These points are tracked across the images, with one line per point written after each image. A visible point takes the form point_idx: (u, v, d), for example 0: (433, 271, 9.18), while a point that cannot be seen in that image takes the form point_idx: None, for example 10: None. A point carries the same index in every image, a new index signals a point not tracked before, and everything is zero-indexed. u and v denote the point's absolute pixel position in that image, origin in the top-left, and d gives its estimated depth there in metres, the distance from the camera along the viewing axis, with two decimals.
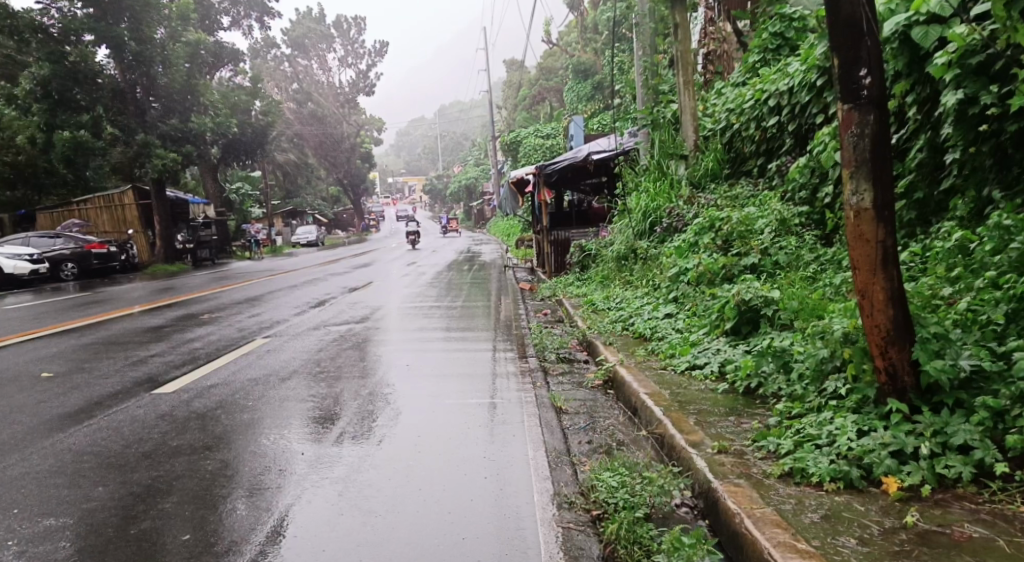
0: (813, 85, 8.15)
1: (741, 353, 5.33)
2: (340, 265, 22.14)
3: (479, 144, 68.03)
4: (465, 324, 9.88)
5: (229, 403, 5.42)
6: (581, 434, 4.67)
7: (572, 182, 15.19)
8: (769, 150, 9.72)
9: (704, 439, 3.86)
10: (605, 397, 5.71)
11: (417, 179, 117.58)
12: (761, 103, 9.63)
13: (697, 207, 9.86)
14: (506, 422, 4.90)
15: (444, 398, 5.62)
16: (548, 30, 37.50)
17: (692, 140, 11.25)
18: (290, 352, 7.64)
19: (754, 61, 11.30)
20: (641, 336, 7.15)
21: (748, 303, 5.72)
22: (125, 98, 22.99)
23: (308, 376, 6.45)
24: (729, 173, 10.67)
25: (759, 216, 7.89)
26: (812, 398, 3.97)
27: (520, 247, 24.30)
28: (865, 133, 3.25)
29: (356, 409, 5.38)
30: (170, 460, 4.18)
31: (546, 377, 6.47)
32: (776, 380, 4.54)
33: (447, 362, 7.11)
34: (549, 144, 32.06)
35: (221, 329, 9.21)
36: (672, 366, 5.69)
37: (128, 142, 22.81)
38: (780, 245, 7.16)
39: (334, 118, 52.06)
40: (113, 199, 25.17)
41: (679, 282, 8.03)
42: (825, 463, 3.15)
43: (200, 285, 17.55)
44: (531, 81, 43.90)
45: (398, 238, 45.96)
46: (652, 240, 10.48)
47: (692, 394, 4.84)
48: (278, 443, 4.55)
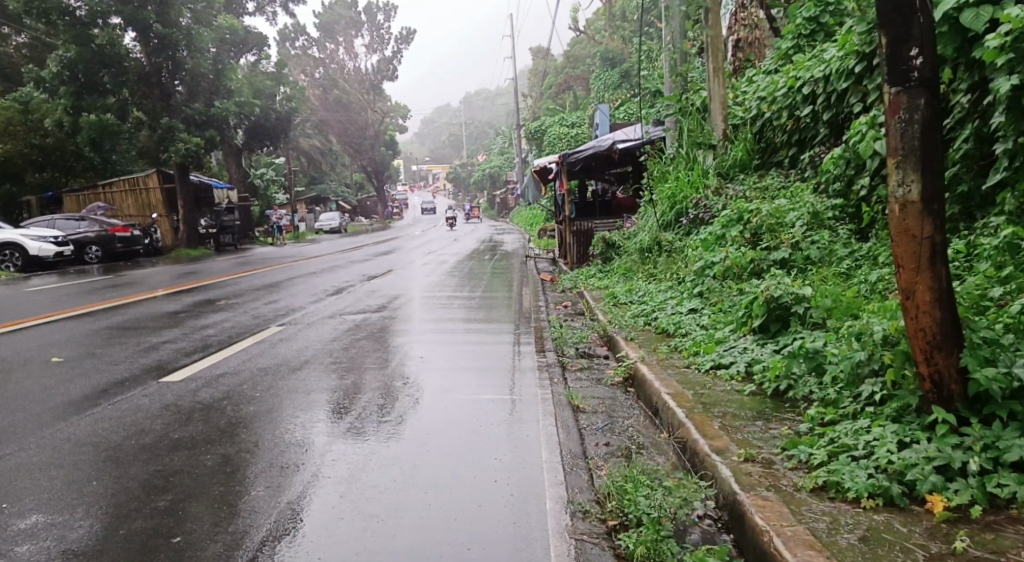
0: (851, 71, 7.83)
1: (770, 353, 5.08)
2: (361, 253, 22.02)
3: (504, 132, 67.53)
4: (485, 315, 9.69)
5: (236, 394, 5.28)
6: (599, 435, 4.45)
7: (597, 171, 14.82)
8: (802, 140, 9.36)
9: (730, 445, 3.63)
10: (625, 395, 5.49)
11: (441, 167, 117.41)
12: (794, 91, 9.29)
13: (725, 199, 9.56)
14: (521, 421, 4.70)
15: (458, 393, 5.43)
16: (576, 18, 36.93)
17: (721, 130, 11.01)
18: (303, 341, 7.50)
19: (787, 47, 11.03)
20: (663, 331, 6.93)
21: (778, 300, 5.44)
22: (151, 81, 23.08)
23: (321, 367, 6.31)
24: (759, 164, 10.34)
25: (790, 209, 7.58)
26: (846, 404, 3.73)
27: (543, 236, 23.96)
28: (914, 120, 2.97)
29: (366, 402, 5.22)
30: (170, 454, 4.03)
31: (564, 372, 6.25)
32: (807, 383, 4.30)
33: (464, 355, 6.93)
34: (573, 132, 31.64)
35: (236, 316, 9.12)
36: (696, 365, 5.44)
37: (153, 126, 22.91)
38: (812, 239, 6.88)
39: (359, 105, 51.99)
40: (138, 181, 25.27)
41: (705, 276, 7.74)
42: (862, 478, 2.89)
43: (223, 270, 17.55)
44: (558, 69, 43.37)
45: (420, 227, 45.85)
46: (678, 231, 10.20)
47: (717, 396, 4.60)
48: (282, 438, 4.39)
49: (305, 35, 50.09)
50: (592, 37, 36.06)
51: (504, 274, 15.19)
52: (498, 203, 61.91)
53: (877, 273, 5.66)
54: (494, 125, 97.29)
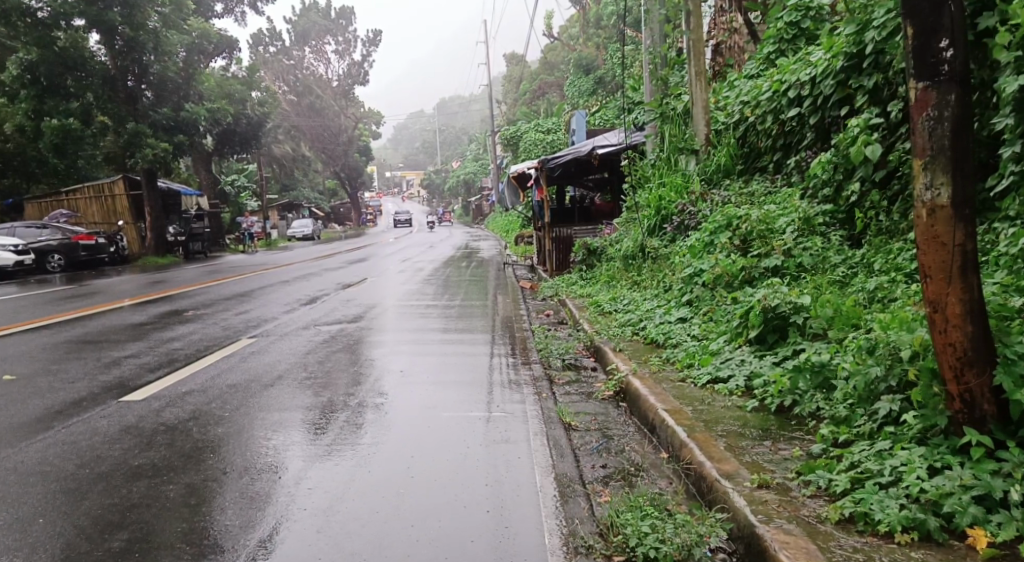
0: (839, 73, 7.71)
1: (770, 366, 4.84)
2: (336, 260, 21.53)
3: (479, 138, 67.24)
4: (464, 324, 9.36)
5: (203, 414, 4.90)
6: (595, 457, 4.17)
7: (576, 176, 14.58)
8: (787, 145, 9.20)
9: (740, 469, 3.37)
10: (617, 410, 5.23)
11: (415, 173, 116.93)
12: (779, 94, 9.11)
13: (711, 205, 9.36)
14: (511, 441, 4.41)
15: (441, 410, 5.11)
16: (550, 24, 36.83)
17: (704, 135, 10.77)
18: (276, 355, 7.12)
19: (769, 52, 10.90)
20: (652, 342, 6.69)
21: (776, 310, 5.22)
22: (116, 85, 22.42)
23: (295, 383, 5.94)
24: (743, 169, 10.14)
25: (779, 214, 7.37)
26: (861, 422, 3.50)
27: (520, 242, 23.63)
28: (943, 117, 2.75)
29: (342, 421, 4.87)
30: (126, 484, 3.65)
31: (552, 386, 5.96)
32: (814, 398, 4.07)
33: (446, 367, 6.61)
34: (549, 138, 31.51)
35: (205, 328, 8.69)
36: (691, 379, 5.18)
37: (119, 131, 22.20)
38: (804, 246, 6.68)
39: (332, 110, 51.42)
40: (104, 187, 24.43)
41: (694, 284, 7.53)
42: (894, 509, 2.64)
43: (193, 278, 17.04)
44: (532, 76, 43.27)
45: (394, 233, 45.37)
46: (663, 238, 9.98)
47: (716, 413, 4.35)
48: (252, 463, 4.04)
49: (277, 40, 49.45)
50: (567, 44, 36.01)
51: (483, 281, 14.90)
52: (473, 209, 61.71)
53: (875, 281, 5.48)
54: (468, 131, 97.05)
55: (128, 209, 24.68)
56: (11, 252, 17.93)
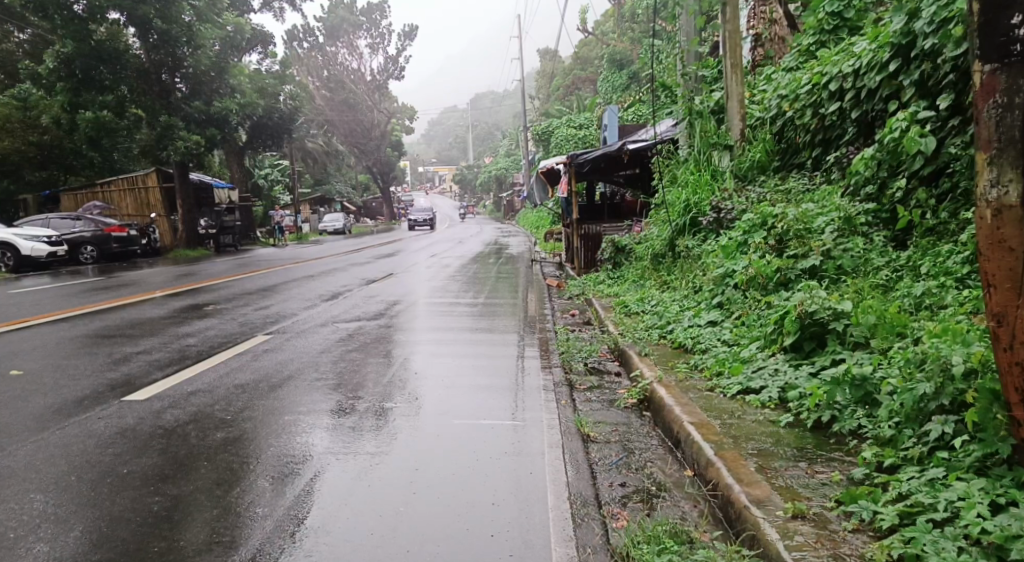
0: (885, 65, 7.28)
1: (808, 377, 4.48)
2: (362, 255, 21.41)
3: (510, 133, 66.88)
4: (487, 323, 9.10)
5: (204, 418, 4.71)
6: (613, 473, 3.88)
7: (606, 173, 14.21)
8: (826, 140, 8.72)
9: (772, 494, 3.05)
10: (641, 420, 4.93)
11: (448, 169, 117.27)
12: (820, 87, 8.67)
13: (745, 203, 8.93)
14: (524, 453, 4.15)
15: (453, 417, 4.86)
16: (584, 19, 36.36)
17: (739, 130, 10.25)
18: (290, 353, 6.95)
19: (808, 43, 10.45)
20: (680, 346, 6.35)
21: (813, 316, 4.86)
22: (149, 78, 22.61)
23: (304, 385, 5.72)
24: (779, 166, 9.73)
25: (818, 213, 6.93)
26: (908, 444, 3.15)
27: (549, 239, 23.25)
28: (1015, 104, 2.38)
29: (348, 427, 4.64)
30: (111, 497, 3.46)
31: (572, 392, 5.68)
32: (854, 416, 3.73)
33: (464, 369, 6.37)
34: (581, 134, 31.11)
35: (223, 324, 8.57)
36: (721, 388, 4.85)
37: (152, 123, 22.39)
38: (844, 246, 6.26)
39: (365, 105, 51.61)
40: (137, 180, 24.78)
41: (726, 286, 7.16)
42: (950, 552, 2.30)
43: (221, 271, 17.08)
44: (565, 71, 42.87)
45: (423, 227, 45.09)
46: (695, 236, 9.50)
47: (746, 427, 4.02)
48: (248, 472, 3.82)
49: (310, 35, 49.72)
50: (601, 39, 35.53)
51: (509, 278, 14.66)
52: (504, 205, 61.45)
53: (922, 286, 5.11)
54: (500, 127, 96.73)
55: (161, 202, 25.17)
56: (45, 243, 18.07)
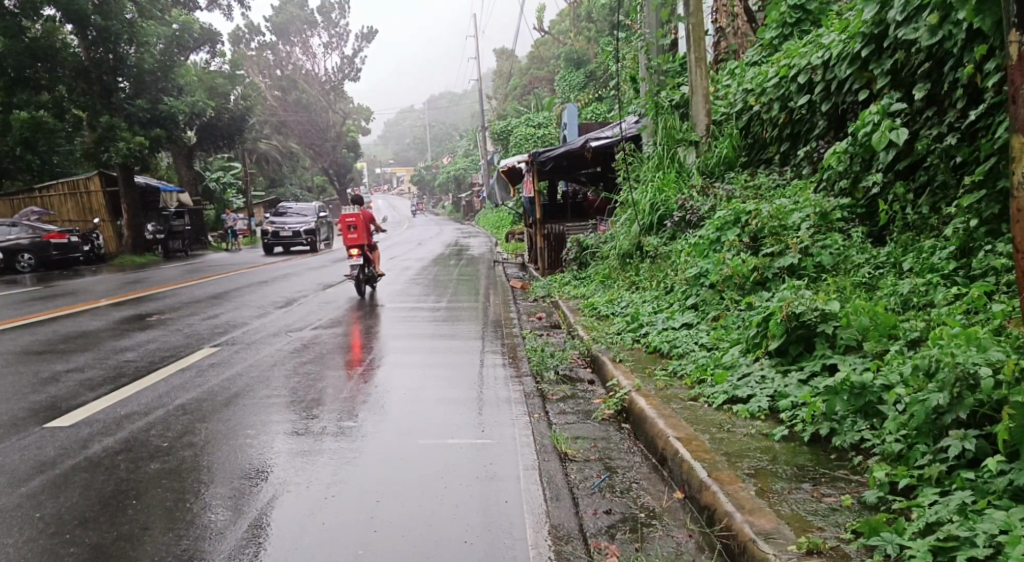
0: (856, 56, 7.05)
1: (798, 386, 4.18)
2: (320, 258, 20.74)
3: (469, 134, 66.41)
4: (450, 329, 8.68)
5: (134, 445, 4.20)
6: (597, 498, 3.52)
7: (569, 171, 13.86)
8: (794, 135, 8.50)
9: (780, 525, 2.72)
10: (620, 433, 4.60)
11: (406, 170, 116.38)
12: (787, 80, 8.46)
13: (714, 200, 8.59)
14: (498, 478, 3.78)
15: (417, 436, 4.44)
16: (540, 18, 36.09)
17: (704, 126, 9.94)
18: (239, 367, 6.43)
19: (771, 37, 10.33)
20: (656, 351, 6.04)
21: (800, 318, 4.57)
22: (89, 77, 21.55)
23: (250, 403, 5.21)
24: (746, 162, 9.56)
25: (792, 208, 6.66)
26: (924, 462, 2.87)
27: (511, 239, 22.84)
28: None
29: (301, 452, 4.19)
30: (19, 548, 2.96)
31: (545, 404, 5.30)
32: (856, 429, 3.44)
33: (430, 381, 5.95)
34: (540, 133, 30.90)
35: (167, 335, 8.00)
36: (704, 398, 4.53)
37: (93, 125, 21.34)
38: (823, 243, 6.00)
39: (320, 105, 50.68)
40: (79, 184, 23.71)
41: (700, 286, 6.85)
42: None
43: (172, 278, 16.31)
44: (522, 71, 42.64)
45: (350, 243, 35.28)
46: (661, 235, 9.22)
47: (738, 442, 3.70)
48: (182, 510, 3.35)
49: (259, 35, 48.55)
50: (557, 38, 35.40)
51: (471, 280, 14.23)
52: (463, 205, 60.92)
53: (909, 284, 4.89)
54: (458, 127, 96.19)
55: (104, 206, 24.03)
56: None
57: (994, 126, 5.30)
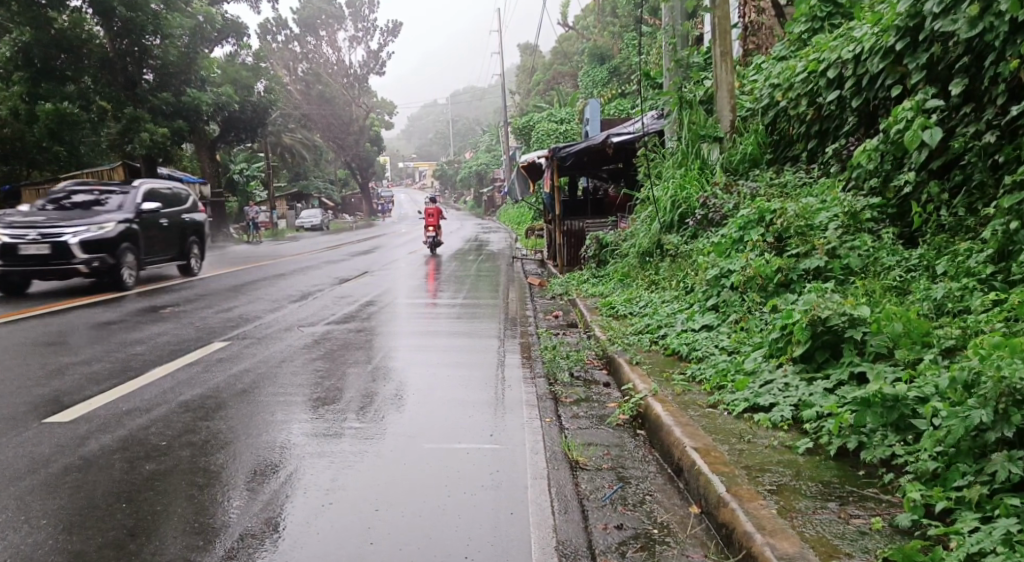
0: (890, 50, 6.76)
1: (824, 394, 3.96)
2: (340, 252, 20.68)
3: (491, 130, 66.29)
4: (465, 326, 8.51)
5: (131, 445, 4.10)
6: (607, 512, 3.34)
7: (590, 167, 13.62)
8: (823, 132, 8.19)
9: (802, 549, 2.53)
10: (634, 439, 4.41)
11: (428, 165, 116.54)
12: (816, 75, 8.18)
13: (738, 198, 8.33)
14: (505, 487, 3.62)
15: (423, 439, 4.29)
16: (565, 13, 35.83)
17: (729, 122, 9.65)
18: (248, 362, 6.33)
19: (800, 32, 10.01)
20: (674, 354, 5.83)
21: (827, 323, 4.34)
22: (114, 68, 21.62)
23: (254, 401, 5.09)
24: (771, 159, 9.23)
25: (820, 207, 6.38)
26: (963, 483, 2.65)
27: (530, 236, 22.63)
28: None
29: (303, 454, 4.05)
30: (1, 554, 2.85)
31: (557, 407, 5.11)
32: (886, 444, 3.22)
33: (442, 381, 5.79)
34: (562, 128, 30.61)
35: (179, 329, 7.92)
36: (724, 405, 4.33)
37: (117, 116, 21.47)
38: (852, 244, 5.73)
39: (343, 99, 50.81)
40: (102, 174, 23.93)
41: (721, 287, 6.62)
42: None
43: (192, 269, 16.37)
44: (546, 66, 42.42)
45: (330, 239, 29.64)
46: (682, 234, 8.95)
47: (759, 455, 3.50)
48: (175, 517, 3.23)
49: (284, 28, 48.71)
50: (582, 34, 35.08)
51: (490, 276, 14.07)
52: (484, 200, 60.75)
53: (942, 290, 4.64)
54: (481, 122, 96.06)
55: None
56: None
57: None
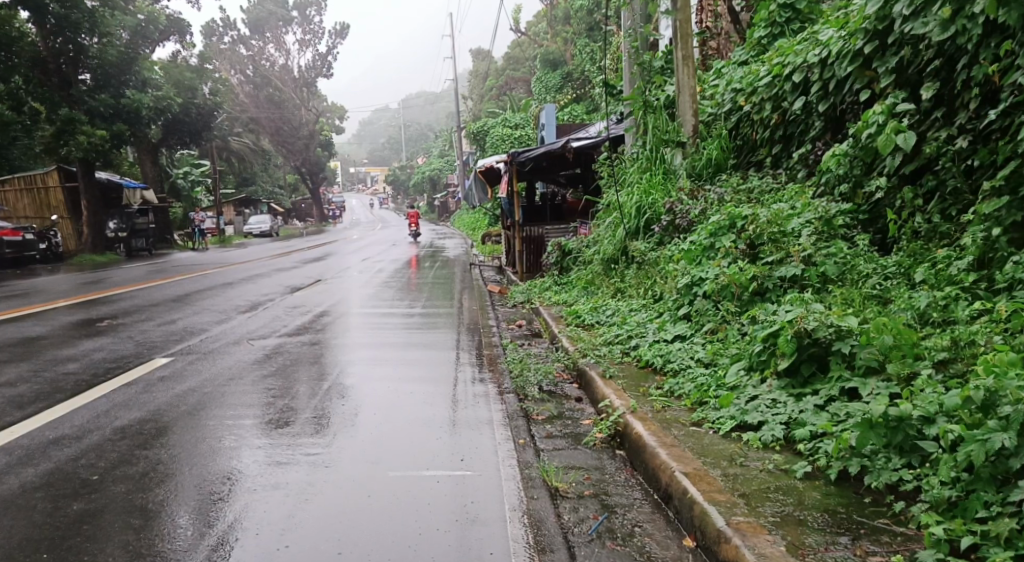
0: (858, 54, 6.68)
1: (816, 412, 3.75)
2: (291, 259, 19.97)
3: (444, 134, 65.90)
4: (425, 337, 8.13)
5: (57, 480, 3.64)
6: (596, 549, 3.05)
7: (549, 172, 13.39)
8: (788, 137, 8.10)
9: None
10: (614, 461, 4.14)
11: (380, 169, 115.15)
12: (780, 79, 8.08)
13: (704, 203, 8.14)
14: (482, 520, 3.30)
15: (387, 467, 3.92)
16: (518, 18, 35.70)
17: (691, 126, 9.54)
18: (194, 380, 5.86)
19: (760, 37, 9.99)
20: (648, 366, 5.59)
21: (813, 336, 4.14)
22: (47, 68, 20.50)
23: (199, 425, 4.63)
24: (735, 164, 9.14)
25: (793, 213, 6.22)
26: (987, 514, 2.46)
27: (487, 241, 22.33)
28: None
29: (254, 486, 3.66)
30: None
31: (529, 426, 4.81)
32: (891, 467, 3.02)
33: (404, 398, 5.42)
34: (517, 133, 30.40)
35: (117, 344, 7.35)
36: (708, 423, 4.09)
37: (51, 117, 20.39)
38: (828, 251, 5.56)
39: (293, 103, 49.68)
40: (35, 179, 22.88)
41: (693, 295, 6.40)
42: None
43: (134, 278, 15.58)
44: (499, 72, 42.21)
45: (278, 245, 28.62)
46: (648, 240, 8.75)
47: (755, 480, 3.26)
48: None
49: (231, 29, 47.44)
50: (535, 39, 35.00)
51: (447, 283, 13.71)
52: (438, 206, 60.17)
53: (927, 298, 4.50)
54: (433, 127, 95.30)
55: (62, 203, 23.12)
56: None
57: (1016, 127, 4.94)
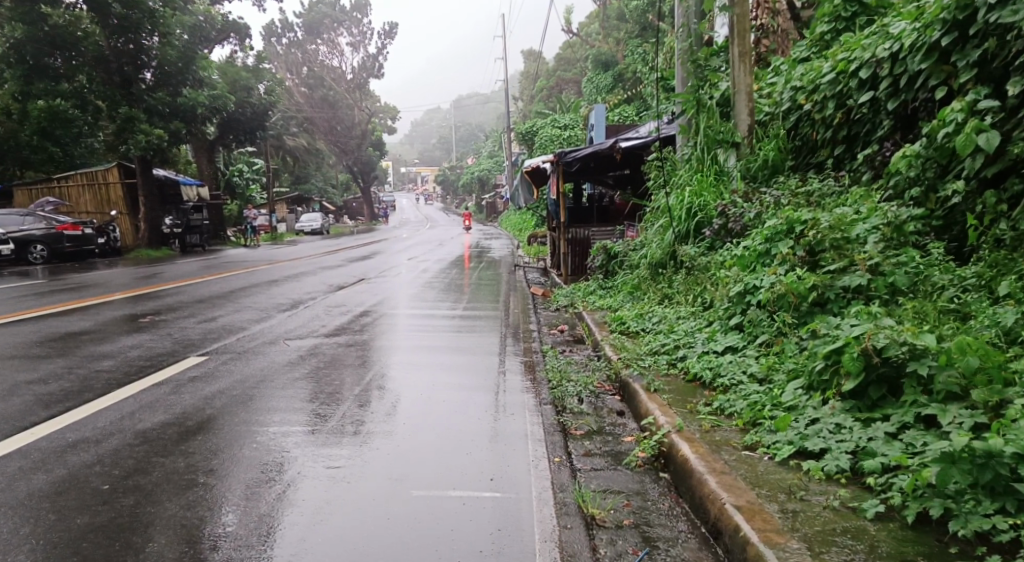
0: (934, 47, 6.19)
1: (888, 441, 3.33)
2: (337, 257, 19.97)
3: (494, 135, 65.92)
4: (462, 340, 7.87)
5: (67, 490, 3.48)
6: None
7: (596, 172, 12.99)
8: (852, 137, 7.58)
9: None
10: (656, 485, 3.79)
11: (431, 170, 115.77)
12: (845, 76, 7.58)
13: (759, 206, 7.70)
14: (510, 551, 3.01)
15: (411, 484, 3.66)
16: (569, 19, 35.33)
17: (747, 126, 9.09)
18: (225, 381, 5.71)
19: (823, 32, 9.44)
20: (696, 380, 5.21)
21: (883, 355, 3.72)
22: (109, 67, 20.99)
23: (219, 431, 4.43)
24: (793, 166, 8.64)
25: (858, 217, 5.74)
26: None
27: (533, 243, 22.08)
28: None
29: (269, 502, 3.43)
30: None
31: (567, 442, 4.49)
32: (985, 514, 2.60)
33: (436, 406, 5.15)
34: (566, 134, 30.01)
35: (155, 340, 7.29)
36: (765, 448, 3.70)
37: (112, 114, 20.67)
38: (898, 259, 5.09)
39: (345, 103, 50.23)
40: (96, 174, 23.36)
41: (746, 304, 5.97)
42: None
43: (184, 273, 15.75)
44: (550, 73, 41.89)
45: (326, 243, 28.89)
46: (698, 244, 8.31)
47: (817, 518, 2.89)
48: None
49: (287, 31, 48.33)
50: (586, 40, 34.59)
51: (490, 285, 13.47)
52: (487, 207, 60.09)
53: (1013, 315, 4.02)
54: (484, 128, 95.38)
55: (122, 199, 23.71)
56: None
57: None
